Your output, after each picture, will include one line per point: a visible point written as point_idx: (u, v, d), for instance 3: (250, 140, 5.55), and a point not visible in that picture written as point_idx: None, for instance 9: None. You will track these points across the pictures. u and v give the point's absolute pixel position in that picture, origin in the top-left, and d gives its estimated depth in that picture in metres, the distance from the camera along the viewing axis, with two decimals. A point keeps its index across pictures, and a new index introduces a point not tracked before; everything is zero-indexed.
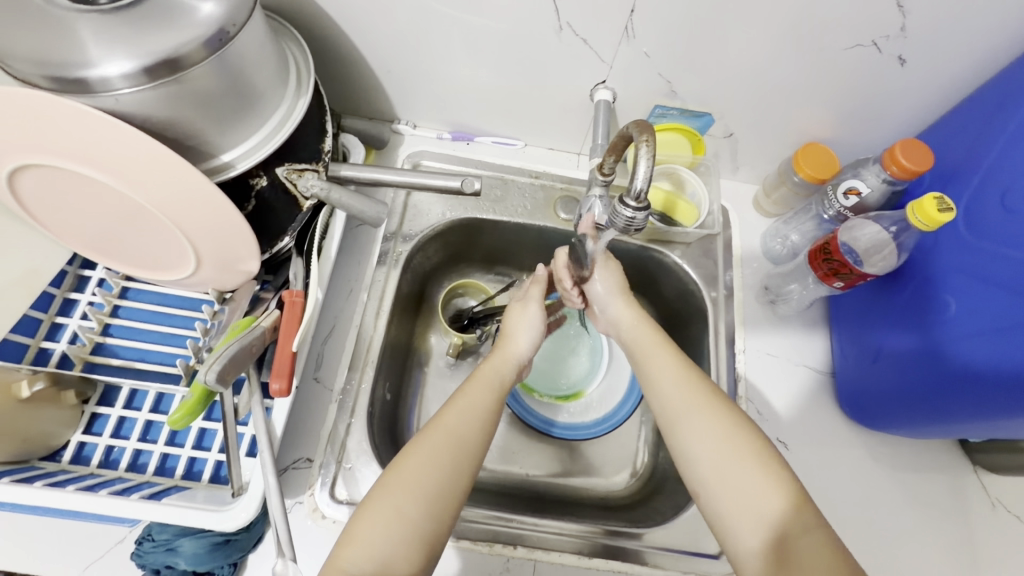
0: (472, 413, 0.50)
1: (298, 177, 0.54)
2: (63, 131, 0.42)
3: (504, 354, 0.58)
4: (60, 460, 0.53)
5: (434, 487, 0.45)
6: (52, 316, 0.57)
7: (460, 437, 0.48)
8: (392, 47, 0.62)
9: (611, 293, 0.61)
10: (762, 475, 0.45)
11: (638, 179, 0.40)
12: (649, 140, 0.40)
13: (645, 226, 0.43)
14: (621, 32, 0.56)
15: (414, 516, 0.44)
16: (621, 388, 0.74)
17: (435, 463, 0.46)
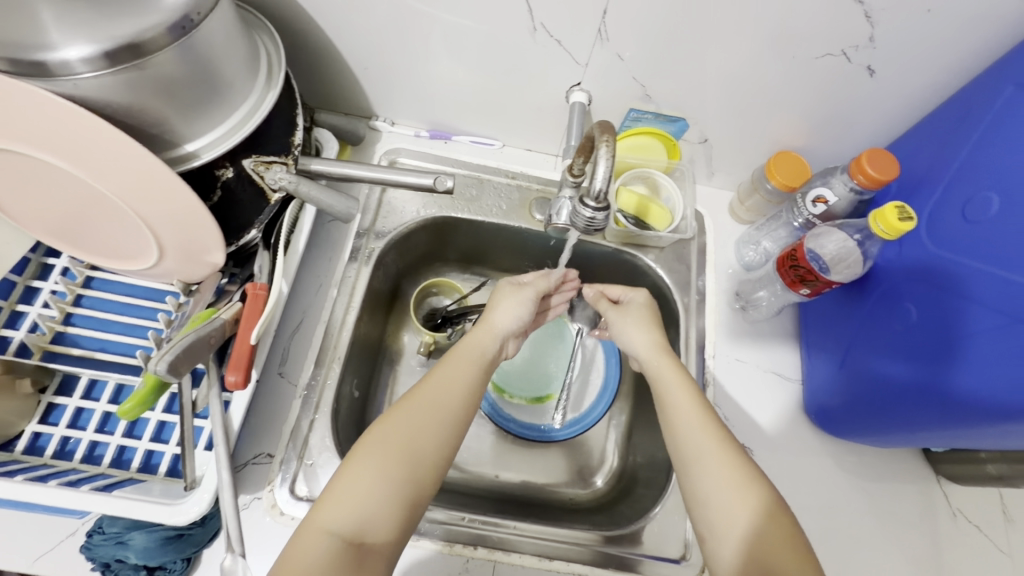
0: (456, 383, 0.53)
1: (266, 170, 0.53)
2: (18, 114, 0.42)
3: (488, 328, 0.58)
4: (13, 450, 0.52)
5: (418, 450, 0.47)
6: (12, 304, 0.56)
7: (444, 405, 0.51)
8: (368, 43, 0.62)
9: (636, 321, 0.60)
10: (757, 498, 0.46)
11: (599, 177, 0.41)
12: (610, 139, 0.40)
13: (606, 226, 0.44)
14: (595, 35, 0.56)
15: (396, 475, 0.46)
16: (591, 395, 0.73)
17: (419, 427, 0.48)
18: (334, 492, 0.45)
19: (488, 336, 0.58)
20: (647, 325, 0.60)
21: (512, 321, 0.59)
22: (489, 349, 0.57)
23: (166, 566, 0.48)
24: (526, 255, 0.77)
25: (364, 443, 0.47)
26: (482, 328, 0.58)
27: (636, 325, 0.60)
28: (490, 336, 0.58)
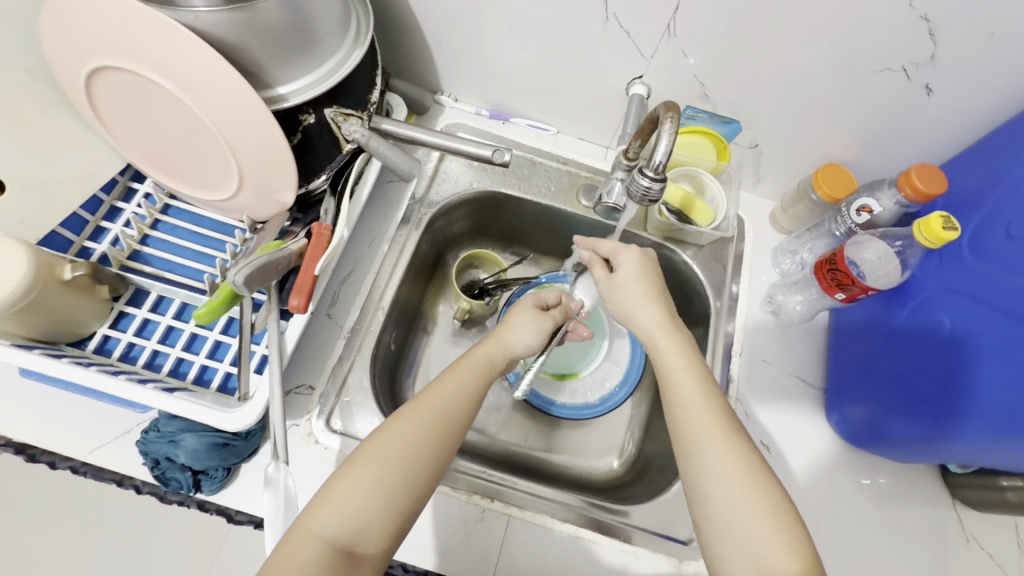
0: (464, 401, 0.52)
1: (343, 121, 0.57)
2: (140, 39, 0.46)
3: (500, 342, 0.58)
4: (84, 348, 0.56)
5: (412, 473, 0.47)
6: (97, 220, 0.62)
7: (448, 426, 0.50)
8: (447, 18, 0.66)
9: (640, 286, 0.58)
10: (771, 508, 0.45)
11: (660, 153, 0.43)
12: (673, 116, 0.43)
13: (659, 199, 0.45)
14: (663, 29, 0.59)
15: (387, 493, 0.45)
16: (607, 385, 0.75)
17: (420, 443, 0.48)
18: (325, 501, 0.44)
19: (505, 347, 0.58)
20: (653, 302, 0.58)
21: (529, 337, 0.59)
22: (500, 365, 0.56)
23: (209, 472, 0.52)
24: (567, 239, 0.80)
25: (363, 453, 0.47)
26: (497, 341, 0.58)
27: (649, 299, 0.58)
28: (508, 349, 0.58)
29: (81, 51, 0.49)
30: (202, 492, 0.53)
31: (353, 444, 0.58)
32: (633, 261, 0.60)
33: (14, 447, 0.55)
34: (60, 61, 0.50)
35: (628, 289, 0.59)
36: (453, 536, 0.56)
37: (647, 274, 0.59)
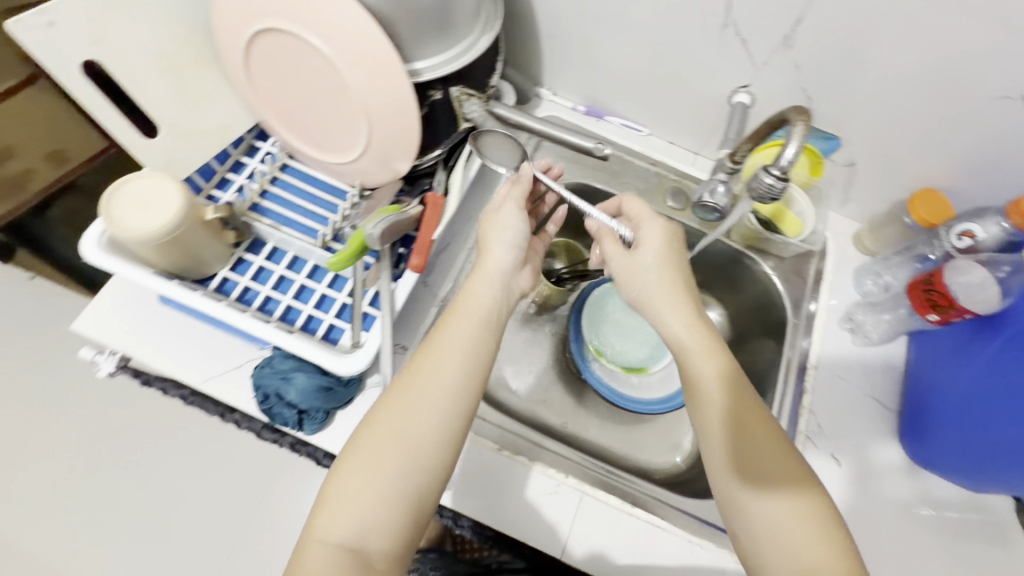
0: (456, 361, 0.50)
1: (465, 100, 0.60)
2: (308, 8, 0.51)
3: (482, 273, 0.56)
4: (207, 287, 0.61)
5: (408, 450, 0.46)
6: (224, 171, 0.67)
7: (441, 391, 0.49)
8: (565, 12, 0.69)
9: (656, 263, 0.58)
10: (798, 502, 0.46)
11: (786, 156, 0.45)
12: (805, 119, 0.44)
13: (780, 196, 0.47)
14: (780, 41, 0.60)
15: (385, 479, 0.46)
16: (665, 389, 0.78)
17: (407, 419, 0.48)
18: (326, 502, 0.45)
19: (485, 283, 0.55)
20: (674, 279, 0.57)
21: (507, 261, 0.57)
22: (491, 304, 0.54)
23: (311, 413, 0.56)
24: None
25: (354, 446, 0.47)
26: (480, 278, 0.55)
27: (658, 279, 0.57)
28: (489, 293, 0.55)
29: (251, 13, 0.53)
30: (302, 431, 0.56)
31: None
32: (656, 238, 0.59)
33: (134, 371, 0.64)
34: (227, 21, 0.55)
35: (634, 277, 0.58)
36: (526, 503, 0.59)
37: (672, 245, 0.59)
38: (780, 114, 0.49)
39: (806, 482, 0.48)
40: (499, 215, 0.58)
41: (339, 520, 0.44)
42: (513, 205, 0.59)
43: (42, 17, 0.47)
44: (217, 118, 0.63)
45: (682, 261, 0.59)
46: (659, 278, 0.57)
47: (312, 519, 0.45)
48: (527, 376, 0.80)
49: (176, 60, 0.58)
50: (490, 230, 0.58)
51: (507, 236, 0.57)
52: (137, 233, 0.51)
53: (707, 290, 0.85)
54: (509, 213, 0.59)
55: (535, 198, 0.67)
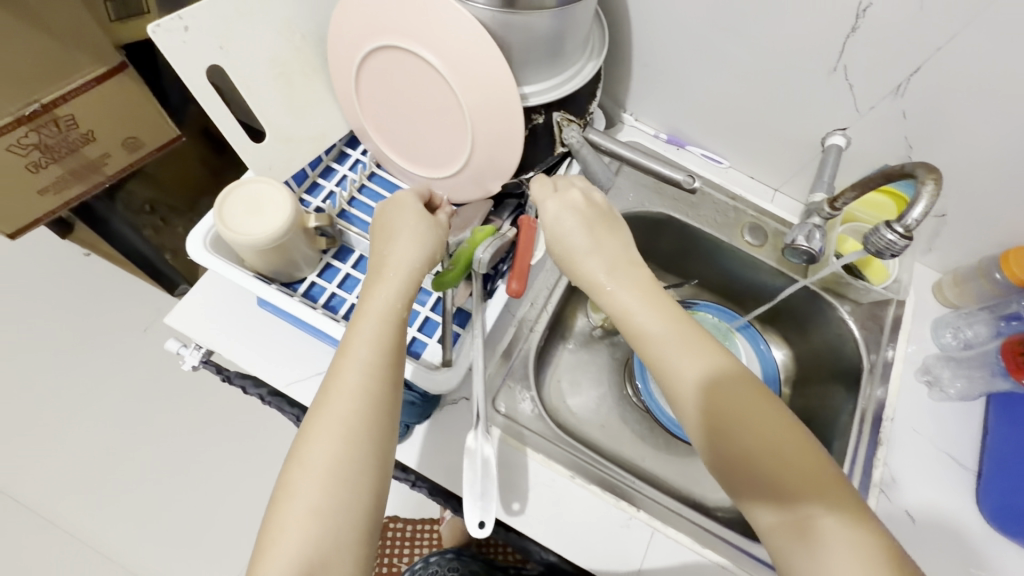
0: (355, 362, 0.49)
1: (565, 126, 0.60)
2: (432, 29, 0.52)
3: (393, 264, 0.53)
4: (296, 291, 0.61)
5: (349, 452, 0.47)
6: (314, 176, 0.68)
7: (350, 394, 0.48)
8: (663, 40, 0.69)
9: (584, 240, 0.55)
10: (801, 477, 0.45)
11: (912, 215, 0.45)
12: (936, 179, 0.45)
13: (900, 254, 0.48)
14: (892, 88, 0.59)
15: (329, 483, 0.46)
16: None
17: (345, 422, 0.48)
18: (280, 513, 0.46)
19: (391, 287, 0.52)
20: (592, 247, 0.55)
21: (417, 256, 0.54)
22: (393, 302, 0.52)
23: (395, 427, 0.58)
24: (715, 268, 0.82)
25: (296, 453, 0.48)
26: (380, 277, 0.53)
27: (607, 273, 0.54)
28: (380, 292, 0.52)
29: (372, 29, 0.55)
30: None
31: (513, 426, 0.63)
32: (562, 211, 0.56)
33: (216, 367, 0.65)
34: (345, 34, 0.57)
35: (582, 269, 0.55)
36: (596, 535, 0.59)
37: (586, 211, 0.57)
38: (899, 166, 0.50)
39: (805, 452, 0.46)
40: (398, 213, 0.57)
41: (288, 533, 0.45)
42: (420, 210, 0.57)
43: (179, 22, 0.50)
44: (316, 125, 0.64)
45: (614, 232, 0.57)
46: (599, 265, 0.54)
47: (265, 534, 0.46)
48: (592, 395, 0.81)
49: (286, 67, 0.59)
50: (388, 232, 0.56)
51: (408, 233, 0.55)
52: (261, 237, 0.52)
53: (774, 328, 0.84)
54: (413, 213, 0.57)
55: (432, 211, 0.62)
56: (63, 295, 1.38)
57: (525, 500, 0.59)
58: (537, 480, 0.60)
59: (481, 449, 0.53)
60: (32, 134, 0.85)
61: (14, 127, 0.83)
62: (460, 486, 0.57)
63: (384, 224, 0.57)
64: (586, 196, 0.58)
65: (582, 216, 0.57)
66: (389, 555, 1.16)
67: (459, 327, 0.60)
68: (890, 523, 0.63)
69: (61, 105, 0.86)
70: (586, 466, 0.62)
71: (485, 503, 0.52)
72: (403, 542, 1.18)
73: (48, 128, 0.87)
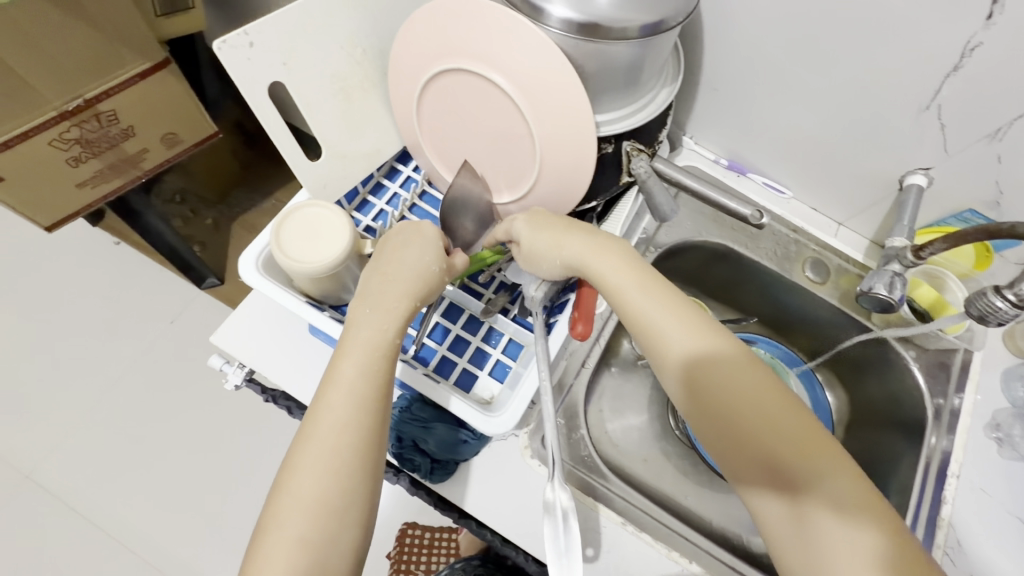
0: (346, 390, 0.45)
1: (634, 156, 0.56)
2: (508, 55, 0.49)
3: (389, 283, 0.51)
4: (345, 315, 0.59)
5: (337, 492, 0.43)
6: (365, 193, 0.66)
7: (337, 426, 0.44)
8: (737, 66, 0.65)
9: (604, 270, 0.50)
10: (839, 493, 0.40)
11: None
12: None
13: (1009, 321, 0.47)
14: (989, 132, 0.55)
15: (318, 522, 0.42)
16: None
17: (332, 455, 0.43)
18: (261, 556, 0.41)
19: (387, 316, 0.49)
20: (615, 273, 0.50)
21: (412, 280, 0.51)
22: (389, 330, 0.49)
23: (443, 463, 0.56)
24: (770, 301, 0.79)
25: (280, 485, 0.44)
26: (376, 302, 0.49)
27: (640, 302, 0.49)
28: (377, 319, 0.49)
29: (441, 50, 0.52)
30: (430, 480, 0.56)
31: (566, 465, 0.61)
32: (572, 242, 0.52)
33: (259, 385, 0.64)
34: (411, 51, 0.54)
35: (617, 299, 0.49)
36: None
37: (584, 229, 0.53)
38: (1009, 227, 0.49)
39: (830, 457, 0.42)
40: (413, 240, 0.53)
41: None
42: (436, 238, 0.54)
43: (244, 38, 0.48)
44: (371, 141, 0.62)
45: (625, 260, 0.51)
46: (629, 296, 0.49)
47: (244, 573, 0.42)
48: (635, 426, 0.78)
49: (345, 82, 0.57)
50: (395, 253, 0.52)
51: (406, 261, 0.51)
52: (324, 262, 0.51)
53: (827, 366, 0.81)
54: (427, 240, 0.53)
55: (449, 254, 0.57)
56: (93, 282, 1.37)
57: (599, 545, 0.58)
58: (587, 525, 0.58)
59: (558, 500, 0.48)
60: (74, 129, 0.84)
61: (57, 122, 0.81)
62: (513, 526, 0.56)
63: (385, 251, 0.53)
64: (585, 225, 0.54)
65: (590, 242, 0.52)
66: (407, 562, 1.14)
67: (509, 358, 0.60)
68: None
69: (104, 101, 0.84)
70: (636, 512, 0.60)
71: (569, 562, 0.46)
72: (422, 549, 1.15)
73: (89, 122, 0.85)
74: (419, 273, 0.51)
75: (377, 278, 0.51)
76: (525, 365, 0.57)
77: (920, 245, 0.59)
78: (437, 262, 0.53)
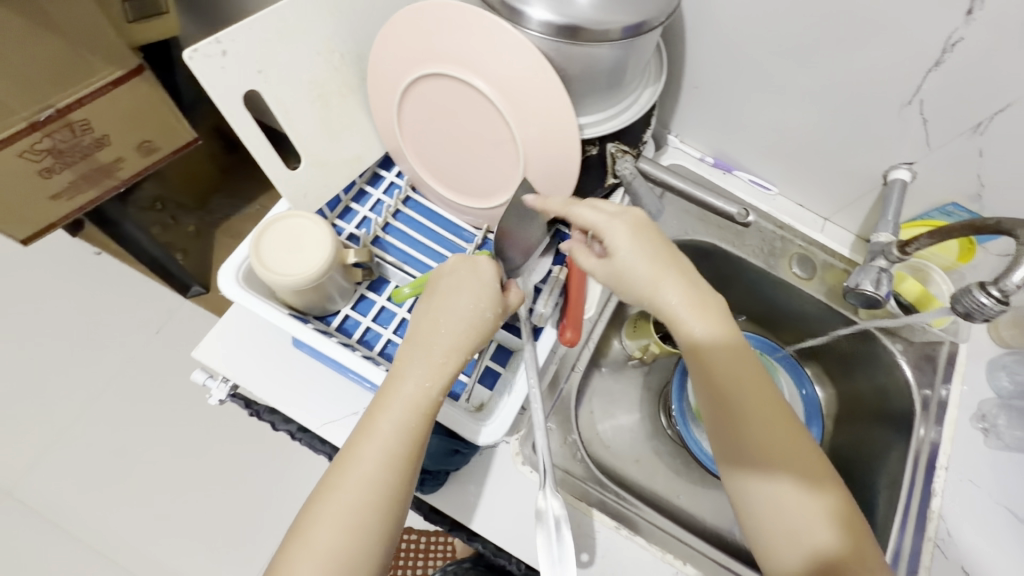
0: (380, 446, 0.45)
1: (619, 157, 0.57)
2: (488, 59, 0.48)
3: (432, 332, 0.48)
4: (329, 325, 0.58)
5: (356, 547, 0.43)
6: (348, 200, 0.64)
7: (365, 480, 0.45)
8: (720, 63, 0.64)
9: (652, 267, 0.50)
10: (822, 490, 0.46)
11: (1015, 278, 0.45)
12: None
13: (994, 319, 0.47)
14: (971, 126, 0.55)
15: (332, 574, 0.43)
16: None
17: (357, 512, 0.44)
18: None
19: (434, 374, 0.47)
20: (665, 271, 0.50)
21: (461, 336, 0.48)
22: (431, 390, 0.47)
23: (433, 473, 0.55)
24: (758, 297, 0.79)
25: (303, 524, 0.45)
26: (422, 354, 0.47)
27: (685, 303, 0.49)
28: (421, 373, 0.47)
29: (420, 55, 0.51)
30: (421, 492, 0.55)
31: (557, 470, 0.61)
32: (627, 234, 0.50)
33: (244, 400, 0.63)
34: (389, 56, 0.53)
35: (659, 294, 0.49)
36: None
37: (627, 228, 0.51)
38: (994, 221, 0.48)
39: (816, 462, 0.48)
40: (464, 284, 0.49)
41: None
42: (491, 282, 0.50)
43: (217, 46, 0.46)
44: (352, 148, 0.61)
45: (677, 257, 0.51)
46: (678, 292, 0.49)
47: None
48: (626, 426, 0.78)
49: (323, 89, 0.55)
50: (445, 297, 0.49)
51: (457, 312, 0.48)
52: (304, 275, 0.50)
53: (816, 361, 0.81)
54: (482, 285, 0.50)
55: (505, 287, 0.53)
56: (73, 294, 1.34)
57: (594, 550, 0.57)
58: (581, 531, 0.58)
59: (549, 509, 0.48)
60: (45, 140, 0.81)
61: (27, 133, 0.79)
62: (506, 533, 0.55)
63: (437, 292, 0.50)
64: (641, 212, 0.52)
65: (644, 236, 0.51)
66: (403, 568, 1.13)
67: (498, 366, 0.59)
68: None
69: (75, 110, 0.81)
70: (631, 517, 0.59)
71: (564, 568, 0.46)
72: (417, 554, 1.14)
73: (61, 132, 0.82)
74: (470, 329, 0.48)
75: (424, 324, 0.49)
76: (513, 373, 0.56)
77: (905, 240, 0.59)
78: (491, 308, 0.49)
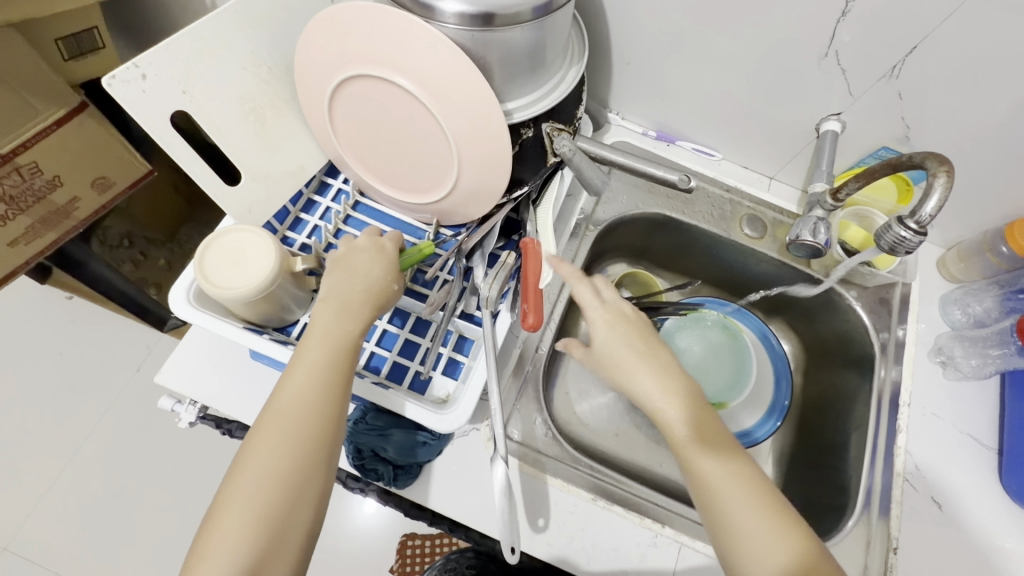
0: (310, 375, 0.47)
1: (556, 135, 0.57)
2: (408, 54, 0.49)
3: (346, 281, 0.52)
4: (290, 335, 0.59)
5: (301, 461, 0.44)
6: (297, 211, 0.65)
7: (301, 407, 0.46)
8: (646, 39, 0.66)
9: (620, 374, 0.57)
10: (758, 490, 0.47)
11: (927, 208, 0.48)
12: (948, 173, 0.47)
13: (917, 247, 0.51)
14: (887, 70, 0.57)
15: (279, 489, 0.43)
16: (744, 425, 0.76)
17: (297, 431, 0.45)
18: (218, 524, 0.42)
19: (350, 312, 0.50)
20: (641, 360, 0.53)
21: (371, 280, 0.52)
22: (349, 330, 0.49)
23: (406, 468, 0.57)
24: (716, 263, 0.81)
25: (239, 462, 0.44)
26: (338, 295, 0.51)
27: (657, 386, 0.52)
28: (339, 315, 0.50)
29: (342, 58, 0.52)
30: (395, 487, 0.57)
31: (531, 452, 0.62)
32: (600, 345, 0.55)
33: (214, 421, 0.64)
34: (313, 64, 0.54)
35: (633, 382, 0.52)
36: (627, 558, 0.57)
37: (618, 326, 0.56)
38: (908, 157, 0.52)
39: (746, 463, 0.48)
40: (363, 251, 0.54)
41: (227, 541, 0.41)
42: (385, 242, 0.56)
43: (136, 71, 0.47)
44: (292, 159, 0.61)
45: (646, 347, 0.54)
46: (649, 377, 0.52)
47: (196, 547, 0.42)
48: (603, 403, 0.79)
49: (255, 103, 0.56)
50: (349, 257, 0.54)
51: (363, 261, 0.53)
52: (250, 285, 0.50)
53: (779, 317, 0.83)
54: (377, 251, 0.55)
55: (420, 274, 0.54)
56: (49, 341, 1.33)
57: (550, 515, 0.59)
58: (557, 506, 0.59)
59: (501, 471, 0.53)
60: None
61: None
62: (487, 518, 0.57)
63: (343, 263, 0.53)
64: (622, 307, 0.58)
65: (626, 332, 0.55)
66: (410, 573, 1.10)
67: (462, 355, 0.60)
68: (917, 508, 0.63)
69: (22, 153, 0.80)
70: (612, 489, 0.61)
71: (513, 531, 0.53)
72: (423, 557, 1.12)
73: (11, 178, 0.81)
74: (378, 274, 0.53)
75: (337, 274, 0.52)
76: (475, 359, 0.57)
77: (837, 188, 0.62)
78: (396, 281, 0.55)
